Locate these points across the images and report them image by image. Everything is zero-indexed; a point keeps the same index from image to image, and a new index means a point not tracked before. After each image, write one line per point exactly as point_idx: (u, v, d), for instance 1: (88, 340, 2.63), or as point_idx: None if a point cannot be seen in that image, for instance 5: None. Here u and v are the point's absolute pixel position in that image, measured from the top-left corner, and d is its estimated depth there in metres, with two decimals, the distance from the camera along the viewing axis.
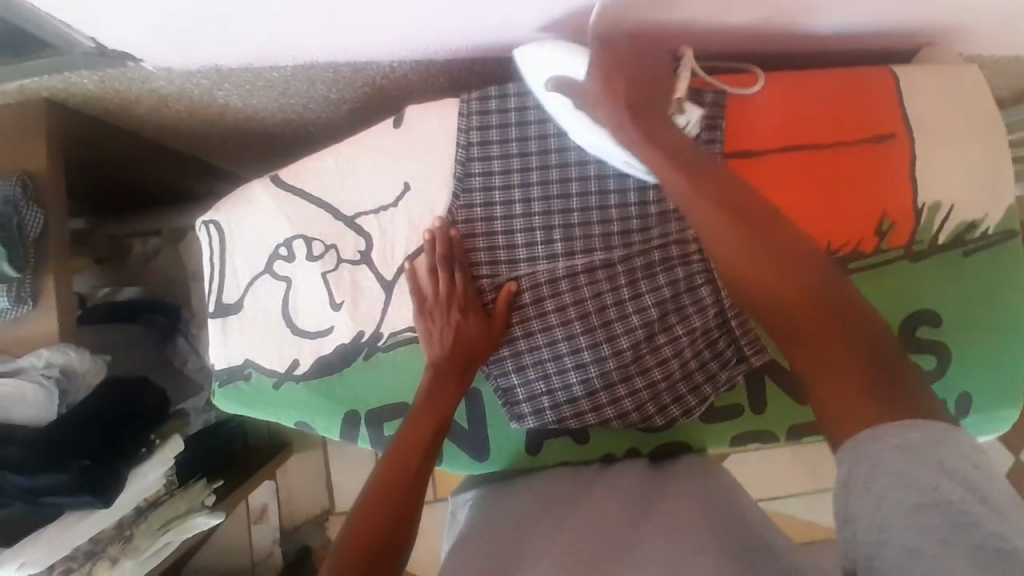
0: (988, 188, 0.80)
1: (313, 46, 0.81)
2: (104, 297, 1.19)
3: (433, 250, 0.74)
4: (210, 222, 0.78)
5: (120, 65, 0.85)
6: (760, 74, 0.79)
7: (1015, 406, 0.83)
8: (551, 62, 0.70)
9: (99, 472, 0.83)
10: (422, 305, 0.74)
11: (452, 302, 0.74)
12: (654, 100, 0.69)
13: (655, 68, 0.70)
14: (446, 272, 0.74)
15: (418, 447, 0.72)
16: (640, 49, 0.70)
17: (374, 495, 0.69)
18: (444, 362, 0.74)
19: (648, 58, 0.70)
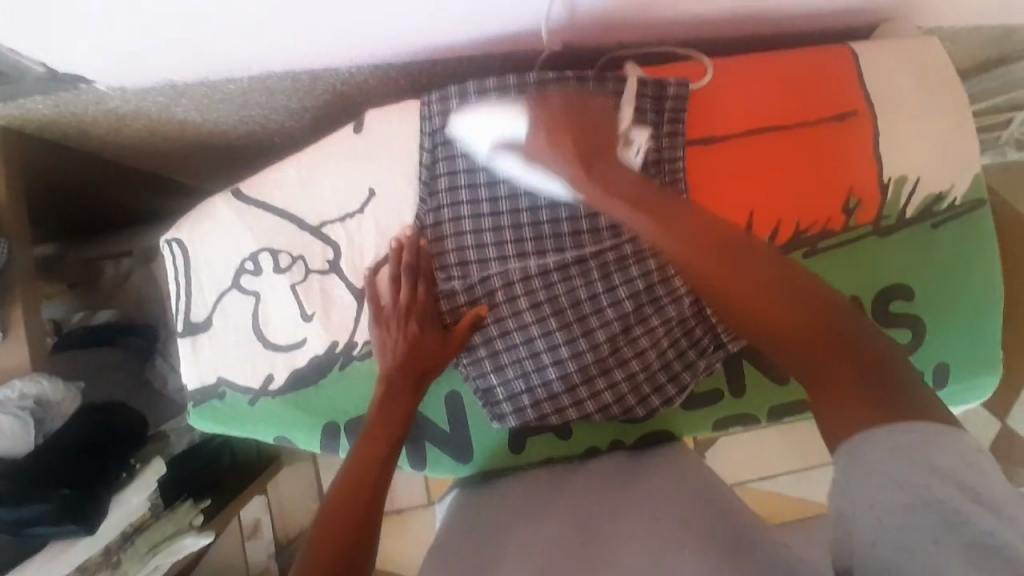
0: (953, 160, 0.80)
1: (269, 56, 0.80)
2: (80, 321, 1.15)
3: (400, 257, 0.73)
4: (174, 240, 0.76)
5: (72, 87, 0.83)
6: (708, 64, 0.79)
7: (992, 372, 0.84)
8: (489, 123, 0.71)
9: (80, 500, 0.82)
10: (393, 311, 0.74)
11: (413, 310, 0.73)
12: (610, 153, 0.71)
13: (599, 119, 0.73)
14: (410, 280, 0.74)
15: (374, 463, 0.71)
16: (573, 104, 0.72)
17: (330, 510, 0.67)
18: (397, 374, 0.73)
19: (591, 104, 0.73)
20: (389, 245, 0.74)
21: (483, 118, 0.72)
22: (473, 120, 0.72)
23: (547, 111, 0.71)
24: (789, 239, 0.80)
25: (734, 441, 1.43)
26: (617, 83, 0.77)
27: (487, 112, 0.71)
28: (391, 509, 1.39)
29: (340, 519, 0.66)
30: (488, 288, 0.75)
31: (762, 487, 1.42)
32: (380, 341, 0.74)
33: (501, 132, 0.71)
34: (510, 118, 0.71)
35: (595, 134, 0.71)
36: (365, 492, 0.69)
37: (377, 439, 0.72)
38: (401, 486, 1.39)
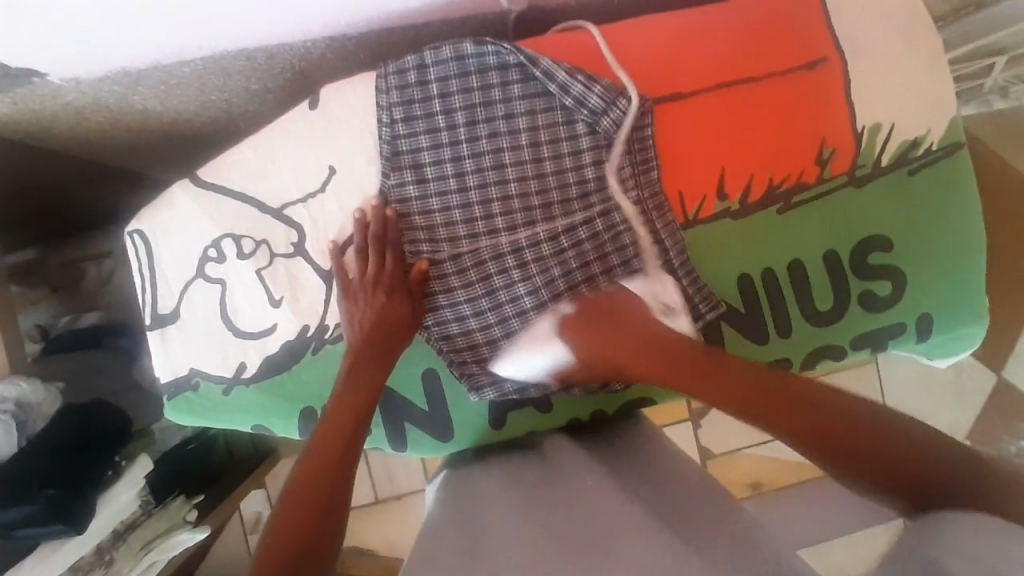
0: (927, 102, 0.79)
1: (220, 35, 0.78)
2: (66, 325, 1.11)
3: (365, 230, 0.73)
4: (135, 232, 0.75)
5: (26, 82, 0.80)
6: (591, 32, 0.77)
7: (979, 320, 0.82)
8: (529, 364, 0.74)
9: (66, 500, 0.81)
10: (360, 287, 0.73)
11: (380, 281, 0.73)
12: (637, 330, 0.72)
13: (631, 310, 0.73)
14: (377, 252, 0.72)
15: (340, 438, 0.70)
16: (595, 310, 0.73)
17: (296, 486, 0.67)
18: (364, 345, 0.72)
19: (603, 302, 0.73)
20: (355, 220, 0.73)
21: (518, 361, 0.74)
22: (515, 365, 0.75)
23: (582, 333, 0.72)
24: (763, 195, 0.77)
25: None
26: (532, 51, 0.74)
27: (524, 349, 0.74)
28: (391, 491, 1.39)
29: (295, 501, 0.66)
30: (457, 266, 0.75)
31: (765, 451, 1.43)
32: (347, 314, 0.73)
33: (549, 362, 0.74)
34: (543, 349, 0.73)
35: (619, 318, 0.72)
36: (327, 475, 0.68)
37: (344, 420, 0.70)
38: (398, 469, 1.39)
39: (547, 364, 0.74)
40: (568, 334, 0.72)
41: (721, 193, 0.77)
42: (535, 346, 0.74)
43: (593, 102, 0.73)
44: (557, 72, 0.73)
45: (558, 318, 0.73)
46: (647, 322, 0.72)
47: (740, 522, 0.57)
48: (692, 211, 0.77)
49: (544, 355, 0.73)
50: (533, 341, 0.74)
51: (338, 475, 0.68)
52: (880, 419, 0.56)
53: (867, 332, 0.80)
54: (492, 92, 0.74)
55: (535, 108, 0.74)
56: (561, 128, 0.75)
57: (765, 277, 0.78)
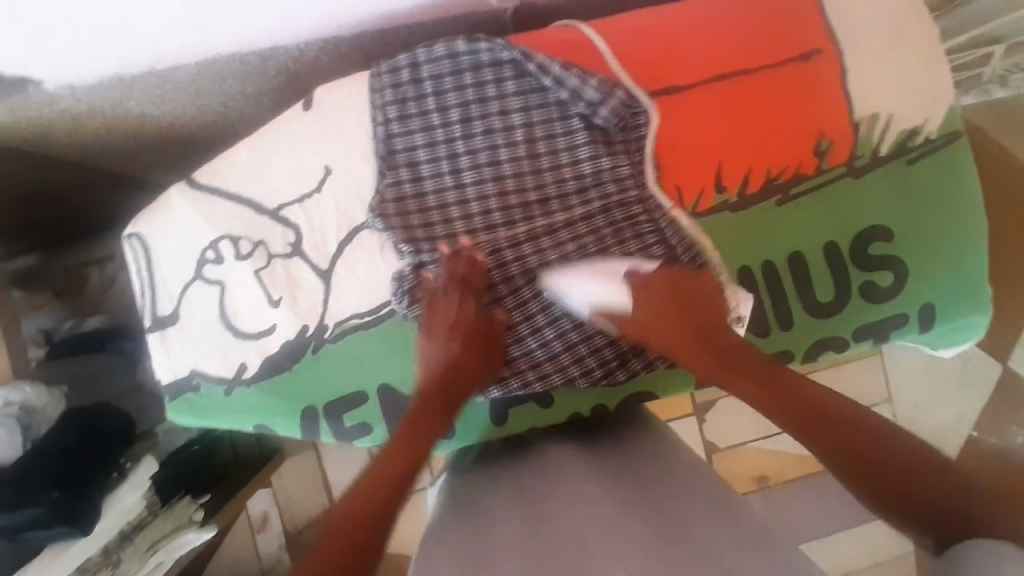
0: (924, 91, 0.78)
1: (214, 39, 0.78)
2: (70, 329, 1.10)
3: (450, 271, 0.73)
4: (133, 236, 0.75)
5: (20, 91, 0.80)
6: (584, 29, 0.76)
7: (982, 309, 0.81)
8: (582, 290, 0.73)
9: (72, 503, 0.81)
10: (444, 323, 0.72)
11: (458, 325, 0.72)
12: (704, 312, 0.72)
13: (705, 292, 0.73)
14: (457, 294, 0.72)
15: (403, 458, 0.67)
16: (677, 279, 0.73)
17: (350, 502, 0.65)
18: (433, 387, 0.71)
19: (690, 278, 0.73)
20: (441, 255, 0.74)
21: (575, 283, 0.73)
22: (572, 286, 0.73)
23: (652, 293, 0.72)
24: (761, 187, 0.77)
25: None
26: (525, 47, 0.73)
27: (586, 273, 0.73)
28: None
29: (374, 482, 0.66)
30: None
31: (770, 445, 1.42)
32: (427, 351, 0.73)
33: (608, 301, 0.72)
34: (608, 287, 0.72)
35: (693, 297, 0.73)
36: (405, 460, 0.68)
37: (430, 415, 0.70)
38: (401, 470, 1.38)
39: (603, 301, 0.72)
40: (638, 286, 0.73)
41: (718, 186, 0.77)
42: (602, 277, 0.73)
43: (589, 95, 0.73)
44: (551, 66, 0.73)
45: (632, 272, 0.73)
46: (715, 307, 0.73)
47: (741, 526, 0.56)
48: (689, 205, 0.77)
49: (609, 294, 0.72)
50: (595, 274, 0.73)
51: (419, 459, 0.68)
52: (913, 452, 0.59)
53: (868, 323, 0.80)
54: (487, 89, 0.74)
55: (530, 104, 0.74)
56: (556, 124, 0.74)
57: (765, 269, 0.78)
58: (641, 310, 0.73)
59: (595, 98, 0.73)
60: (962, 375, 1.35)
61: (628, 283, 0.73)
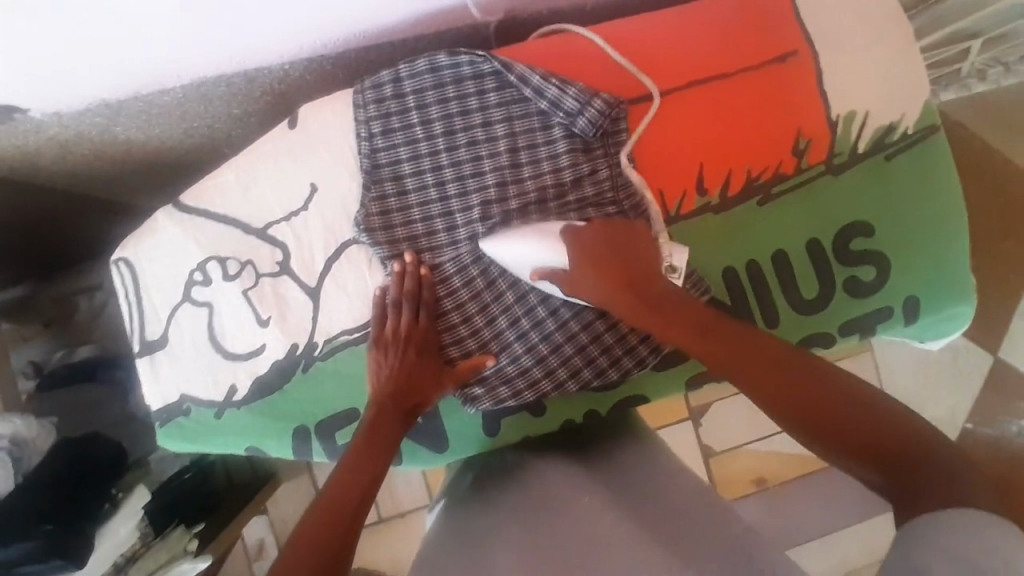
0: (899, 88, 0.80)
1: (198, 62, 0.79)
2: (60, 360, 1.08)
3: (402, 286, 0.73)
4: (120, 260, 0.75)
5: (7, 120, 0.80)
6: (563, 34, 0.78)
7: (968, 299, 0.82)
8: (513, 251, 0.72)
9: (65, 534, 0.80)
10: (394, 337, 0.72)
11: (409, 338, 0.73)
12: (647, 268, 0.71)
13: (642, 246, 0.72)
14: (411, 308, 0.73)
15: (366, 458, 0.68)
16: (615, 234, 0.72)
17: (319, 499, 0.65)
18: (387, 401, 0.71)
19: (624, 230, 0.73)
20: (395, 266, 0.73)
21: (505, 247, 0.72)
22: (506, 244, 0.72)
23: (586, 249, 0.71)
24: (743, 187, 0.78)
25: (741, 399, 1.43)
26: (504, 59, 0.75)
27: (513, 237, 0.72)
28: (395, 510, 1.37)
29: (341, 493, 0.65)
30: (441, 272, 0.75)
31: (768, 448, 1.43)
32: (375, 364, 0.72)
33: (537, 258, 0.71)
34: (539, 245, 0.71)
35: (625, 253, 0.71)
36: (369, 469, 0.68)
37: (385, 424, 0.71)
38: (399, 487, 1.37)
39: (536, 259, 0.71)
40: (573, 245, 0.71)
41: (701, 188, 0.77)
42: (536, 238, 0.72)
43: (569, 105, 0.74)
44: (531, 76, 0.74)
45: (562, 230, 0.72)
46: (650, 263, 0.71)
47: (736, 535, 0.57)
48: (674, 206, 0.77)
49: (544, 254, 0.71)
50: (532, 235, 0.72)
51: (380, 468, 0.68)
52: (856, 394, 0.56)
53: (856, 318, 0.80)
54: (468, 101, 0.74)
55: (512, 113, 0.75)
56: (539, 133, 0.75)
57: (750, 269, 0.78)
58: (579, 268, 0.71)
59: (573, 106, 0.74)
60: (955, 369, 1.37)
61: (563, 242, 0.71)
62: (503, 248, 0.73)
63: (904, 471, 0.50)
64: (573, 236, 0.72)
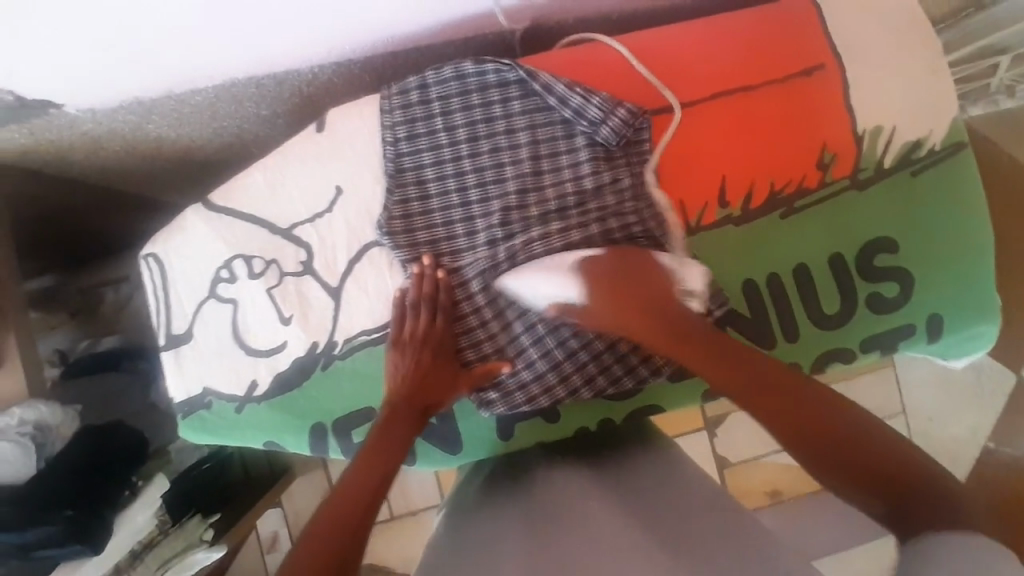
0: (927, 104, 0.79)
1: (231, 63, 0.80)
2: (86, 348, 1.11)
3: (419, 288, 0.74)
4: (150, 256, 0.77)
5: (42, 114, 0.83)
6: (590, 44, 0.79)
7: (994, 317, 0.81)
8: (535, 287, 0.73)
9: (85, 520, 0.84)
10: (411, 338, 0.73)
11: (425, 340, 0.73)
12: (663, 295, 0.72)
13: (663, 276, 0.73)
14: (428, 311, 0.74)
15: (381, 459, 0.70)
16: (626, 261, 0.73)
17: (337, 496, 0.67)
18: (399, 402, 0.72)
19: (635, 258, 0.73)
20: (414, 269, 0.74)
21: (529, 283, 0.73)
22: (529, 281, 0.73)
23: (597, 282, 0.72)
24: (765, 200, 0.78)
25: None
26: (528, 67, 0.75)
27: (533, 274, 0.73)
28: (408, 510, 1.38)
29: (353, 493, 0.66)
30: (459, 276, 0.76)
31: (784, 461, 1.41)
32: (391, 365, 0.74)
33: (559, 295, 0.72)
34: (563, 282, 0.72)
35: (636, 279, 0.72)
36: (377, 473, 0.69)
37: (397, 424, 0.72)
38: (413, 487, 1.38)
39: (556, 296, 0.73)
40: (587, 279, 0.72)
41: (722, 200, 0.77)
42: (549, 273, 0.73)
43: (592, 113, 0.74)
44: (555, 84, 0.75)
45: (576, 262, 0.73)
46: (665, 290, 0.72)
47: (746, 548, 0.56)
48: (695, 217, 0.77)
49: (559, 290, 0.72)
50: (546, 271, 0.73)
51: (391, 467, 0.70)
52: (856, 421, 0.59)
53: (878, 335, 0.79)
54: (493, 108, 0.75)
55: (535, 121, 0.75)
56: (561, 141, 0.76)
57: (770, 282, 0.78)
58: (593, 302, 0.72)
59: (595, 115, 0.74)
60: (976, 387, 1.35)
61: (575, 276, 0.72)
62: (524, 283, 0.73)
63: (900, 500, 0.53)
64: (587, 268, 0.72)
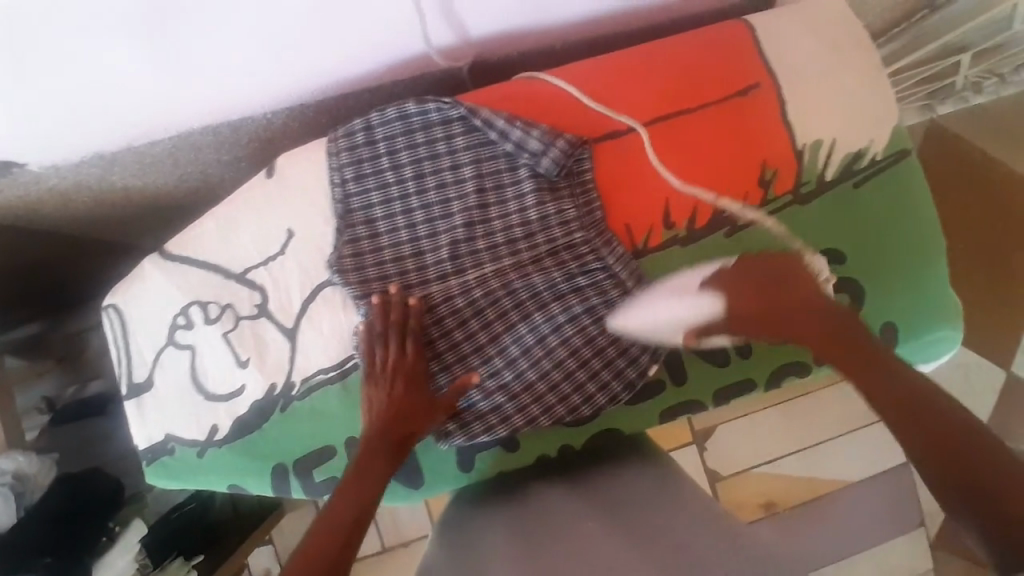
0: (867, 115, 0.80)
1: (186, 114, 0.83)
2: (73, 395, 1.13)
3: (389, 317, 0.74)
4: (110, 306, 0.79)
5: (6, 172, 0.85)
6: (529, 77, 0.80)
7: (949, 321, 0.81)
8: (660, 314, 0.75)
9: (64, 567, 0.86)
10: (384, 370, 0.73)
11: (397, 372, 0.73)
12: (802, 287, 0.72)
13: (799, 269, 0.73)
14: (398, 341, 0.74)
15: (357, 482, 0.70)
16: (775, 261, 0.73)
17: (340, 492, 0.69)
18: (372, 434, 0.71)
19: (794, 260, 0.73)
20: (373, 301, 0.74)
21: (648, 314, 0.75)
22: (651, 315, 0.75)
23: (734, 287, 0.72)
24: (709, 220, 0.79)
25: (748, 420, 1.41)
26: (466, 105, 0.77)
27: (653, 303, 0.75)
28: (398, 540, 1.38)
29: (336, 510, 0.68)
30: (430, 302, 0.76)
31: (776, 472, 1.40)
32: (367, 399, 0.74)
33: (689, 316, 0.73)
34: (689, 301, 0.73)
35: (780, 274, 0.72)
36: (360, 496, 0.69)
37: (371, 454, 0.71)
38: (403, 517, 1.38)
39: (692, 316, 0.73)
40: (719, 287, 0.72)
41: (667, 222, 0.78)
42: (671, 298, 0.75)
43: (533, 145, 0.76)
44: (495, 120, 0.76)
45: (703, 279, 0.74)
46: (802, 282, 0.72)
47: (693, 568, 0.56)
48: (641, 241, 0.78)
49: (687, 309, 0.73)
50: (669, 296, 0.75)
51: (368, 505, 0.69)
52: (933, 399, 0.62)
53: None
54: (437, 145, 0.77)
55: (479, 155, 0.77)
56: (505, 174, 0.77)
57: None
58: (730, 312, 0.71)
59: (535, 148, 0.76)
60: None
61: (706, 291, 0.73)
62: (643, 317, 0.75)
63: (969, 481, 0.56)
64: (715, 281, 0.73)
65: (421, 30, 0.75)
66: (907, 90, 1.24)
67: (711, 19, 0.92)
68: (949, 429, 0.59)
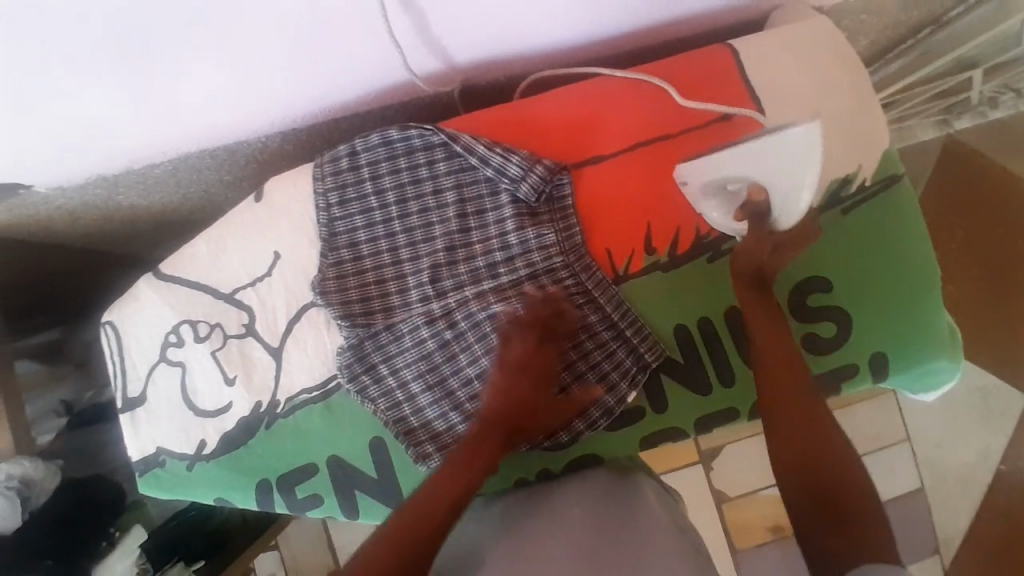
0: (855, 140, 0.79)
1: (181, 140, 0.86)
2: (90, 399, 1.12)
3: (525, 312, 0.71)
4: (108, 324, 0.82)
5: (16, 194, 0.90)
6: (512, 103, 0.82)
7: (943, 353, 0.79)
8: (783, 170, 0.66)
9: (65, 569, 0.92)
10: (515, 363, 0.69)
11: (531, 366, 0.69)
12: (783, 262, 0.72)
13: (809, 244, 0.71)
14: (530, 337, 0.69)
15: (465, 478, 0.68)
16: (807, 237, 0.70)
17: (428, 493, 0.68)
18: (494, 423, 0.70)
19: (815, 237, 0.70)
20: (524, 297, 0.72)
21: (794, 153, 0.65)
22: (780, 161, 0.66)
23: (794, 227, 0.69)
24: (691, 246, 0.78)
25: (755, 442, 1.39)
26: (445, 133, 0.78)
27: (799, 159, 0.65)
28: None
29: (435, 498, 0.68)
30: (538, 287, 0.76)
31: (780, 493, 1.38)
32: (491, 383, 0.70)
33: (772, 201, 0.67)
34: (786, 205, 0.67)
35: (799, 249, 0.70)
36: (455, 488, 0.68)
37: (486, 442, 0.70)
38: None
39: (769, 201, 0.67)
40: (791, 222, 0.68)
41: (648, 247, 0.78)
42: (798, 180, 0.66)
43: (513, 171, 0.77)
44: (476, 146, 0.78)
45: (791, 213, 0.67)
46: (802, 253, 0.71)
47: None
48: (621, 266, 0.78)
49: (772, 200, 0.67)
50: (796, 173, 0.65)
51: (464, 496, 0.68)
52: (861, 485, 0.64)
53: (817, 375, 0.79)
54: (420, 170, 0.79)
55: (461, 181, 0.78)
56: (486, 200, 0.78)
57: (701, 325, 0.78)
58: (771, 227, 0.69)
59: (516, 172, 0.77)
60: (982, 405, 1.32)
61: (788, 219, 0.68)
62: (790, 149, 0.65)
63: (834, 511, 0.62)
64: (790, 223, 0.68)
65: (403, 59, 0.77)
66: (921, 105, 1.20)
67: (701, 41, 0.91)
68: (834, 492, 0.64)
